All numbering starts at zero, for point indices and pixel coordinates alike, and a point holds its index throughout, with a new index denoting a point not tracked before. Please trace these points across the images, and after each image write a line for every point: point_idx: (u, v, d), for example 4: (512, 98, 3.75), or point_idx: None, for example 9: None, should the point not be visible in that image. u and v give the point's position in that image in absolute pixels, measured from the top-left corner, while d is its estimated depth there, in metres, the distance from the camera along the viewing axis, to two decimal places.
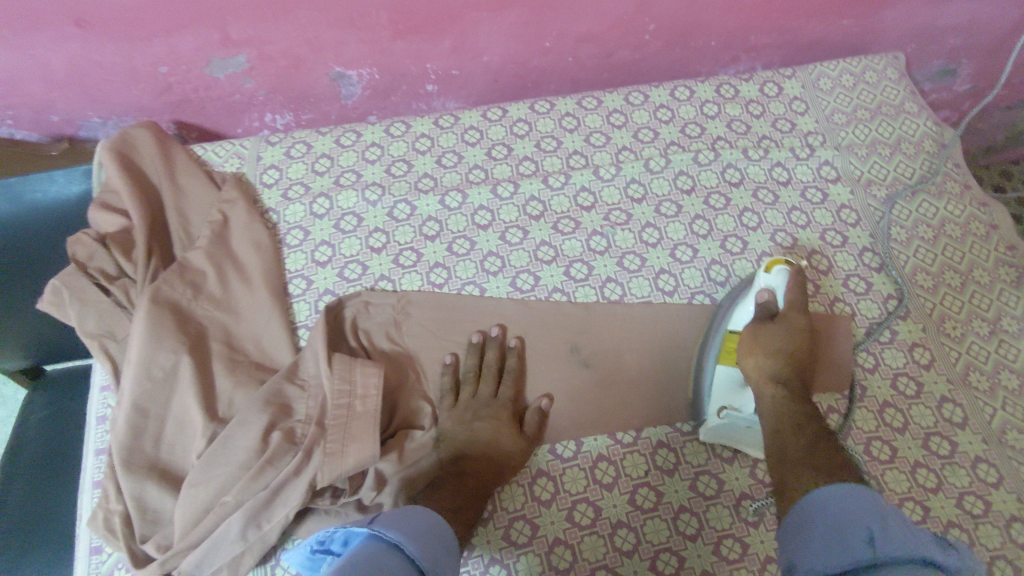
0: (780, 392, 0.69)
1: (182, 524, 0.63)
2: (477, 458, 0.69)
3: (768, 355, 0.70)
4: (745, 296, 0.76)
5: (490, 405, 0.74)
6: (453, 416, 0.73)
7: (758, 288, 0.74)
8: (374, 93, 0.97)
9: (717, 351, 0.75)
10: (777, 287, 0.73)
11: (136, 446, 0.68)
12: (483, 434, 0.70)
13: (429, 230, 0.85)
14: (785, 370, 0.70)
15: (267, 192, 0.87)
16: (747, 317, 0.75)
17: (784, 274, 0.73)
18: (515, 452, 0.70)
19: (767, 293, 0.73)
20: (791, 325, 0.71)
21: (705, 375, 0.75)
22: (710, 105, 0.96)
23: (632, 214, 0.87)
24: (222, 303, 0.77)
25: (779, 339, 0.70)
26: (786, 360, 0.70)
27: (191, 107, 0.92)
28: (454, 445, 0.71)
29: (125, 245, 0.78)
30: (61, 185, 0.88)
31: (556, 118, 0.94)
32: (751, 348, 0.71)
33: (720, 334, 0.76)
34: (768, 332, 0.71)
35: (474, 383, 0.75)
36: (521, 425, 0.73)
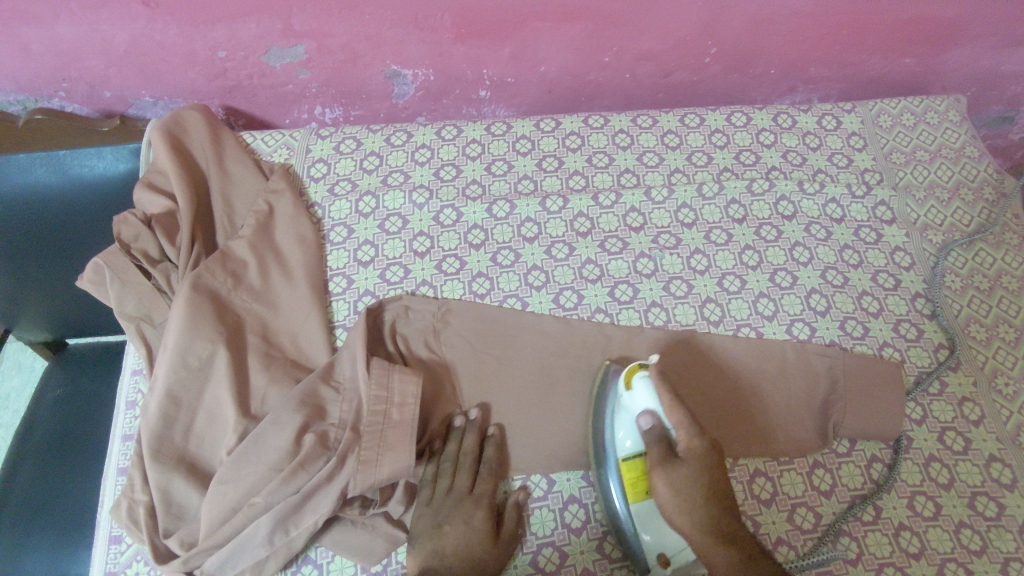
0: (721, 543, 0.60)
1: (209, 522, 0.62)
2: (443, 575, 0.62)
3: (690, 491, 0.62)
4: (618, 420, 0.69)
5: (463, 502, 0.66)
6: (426, 516, 0.66)
7: (635, 412, 0.68)
8: (427, 95, 0.95)
9: (619, 486, 0.67)
10: (653, 404, 0.67)
11: (166, 436, 0.66)
12: (452, 545, 0.64)
13: (475, 238, 0.83)
14: (714, 518, 0.61)
15: (314, 186, 0.86)
16: (629, 448, 0.68)
17: (648, 383, 0.68)
18: (488, 561, 0.64)
19: (650, 417, 0.67)
20: (695, 456, 0.64)
21: (620, 518, 0.67)
22: (766, 134, 0.94)
23: (681, 239, 0.85)
24: (261, 295, 0.76)
25: (691, 479, 0.63)
26: (711, 496, 0.62)
27: (243, 94, 0.91)
28: (422, 554, 0.64)
29: (170, 228, 0.77)
30: (108, 162, 0.88)
31: (610, 134, 0.92)
32: (673, 502, 0.63)
33: (610, 466, 0.68)
34: (680, 474, 0.63)
35: (450, 475, 0.68)
36: (497, 528, 0.66)
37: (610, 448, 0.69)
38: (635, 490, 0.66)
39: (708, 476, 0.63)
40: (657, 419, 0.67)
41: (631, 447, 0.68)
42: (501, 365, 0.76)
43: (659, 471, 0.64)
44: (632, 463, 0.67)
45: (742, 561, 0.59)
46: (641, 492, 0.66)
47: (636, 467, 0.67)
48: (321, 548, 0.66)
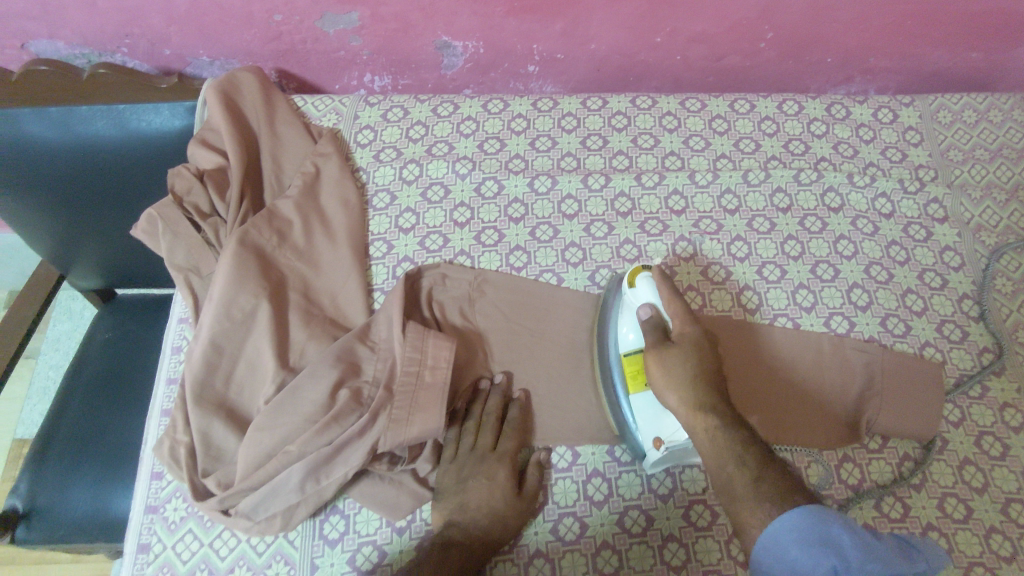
0: (707, 414, 0.63)
1: (244, 466, 0.64)
2: (464, 526, 0.65)
3: (681, 372, 0.65)
4: (622, 316, 0.72)
5: (486, 460, 0.69)
6: (450, 472, 0.69)
7: (635, 307, 0.71)
8: (475, 67, 0.96)
9: (619, 379, 0.71)
10: (653, 299, 0.70)
11: (208, 381, 0.69)
12: (474, 500, 0.66)
13: (515, 212, 0.84)
14: (703, 394, 0.64)
15: (361, 151, 0.87)
16: (631, 340, 0.71)
17: (651, 281, 0.71)
18: (509, 520, 0.66)
19: (649, 309, 0.70)
20: (688, 341, 0.67)
21: (620, 410, 0.70)
22: (818, 124, 0.92)
23: (723, 225, 0.84)
24: (304, 254, 0.78)
25: (683, 361, 0.66)
26: (701, 377, 0.65)
27: (296, 58, 0.93)
28: (446, 510, 0.66)
29: (221, 184, 0.79)
30: (165, 118, 0.91)
31: (657, 115, 0.91)
32: (664, 381, 0.66)
33: (613, 359, 0.72)
34: (673, 358, 0.66)
35: (473, 433, 0.71)
36: (519, 484, 0.68)
37: (613, 343, 0.73)
38: (634, 381, 0.69)
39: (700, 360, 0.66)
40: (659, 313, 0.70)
41: (633, 339, 0.71)
42: (533, 337, 0.77)
43: (654, 356, 0.67)
44: (632, 356, 0.70)
45: (724, 428, 0.61)
46: (640, 384, 0.69)
47: (636, 360, 0.70)
48: (349, 500, 0.68)
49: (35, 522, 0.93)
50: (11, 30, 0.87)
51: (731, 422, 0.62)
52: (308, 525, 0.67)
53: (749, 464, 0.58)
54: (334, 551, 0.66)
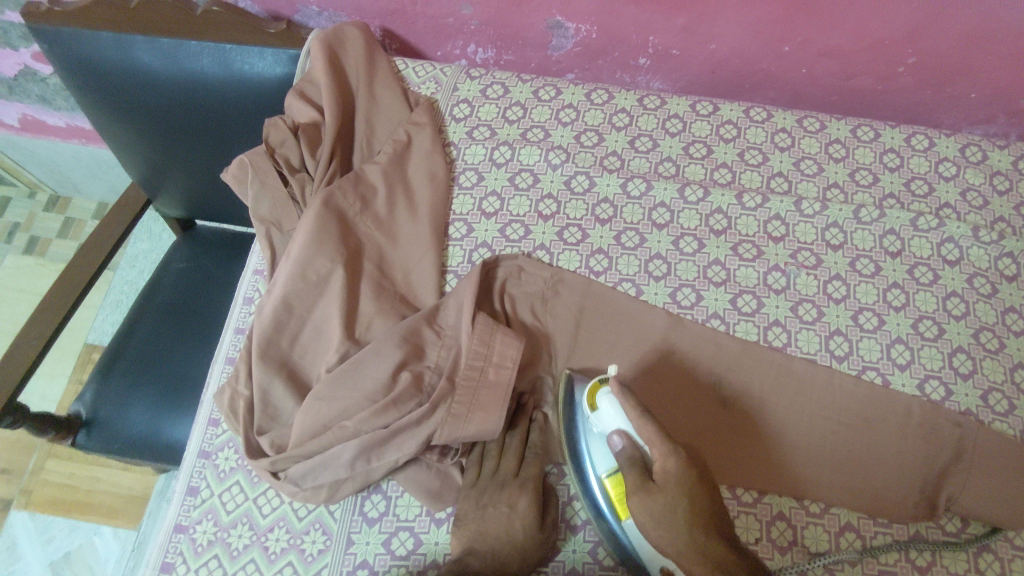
0: (714, 571, 0.55)
1: (299, 432, 0.64)
2: (484, 554, 0.62)
3: (673, 509, 0.58)
4: (593, 446, 0.65)
5: (508, 485, 0.66)
6: (469, 495, 0.66)
7: (605, 433, 0.63)
8: (584, 52, 0.91)
9: (608, 506, 0.63)
10: (623, 424, 0.62)
11: (275, 339, 0.69)
12: (494, 527, 0.63)
13: (602, 213, 0.80)
14: (701, 541, 0.57)
15: (454, 125, 0.85)
16: (607, 462, 0.64)
17: (612, 399, 0.63)
18: (533, 548, 0.63)
19: (621, 437, 0.62)
20: (671, 479, 0.59)
21: (617, 537, 0.63)
22: (947, 164, 0.84)
23: (823, 260, 0.78)
24: (384, 225, 0.76)
25: (671, 502, 0.58)
26: (693, 523, 0.57)
27: (403, 19, 0.91)
28: (465, 533, 0.63)
29: (313, 140, 0.78)
30: (268, 64, 0.90)
31: (770, 131, 0.85)
32: (658, 529, 0.58)
33: (593, 482, 0.65)
34: (653, 504, 0.59)
35: (497, 456, 0.68)
36: (544, 514, 0.65)
37: (588, 469, 0.65)
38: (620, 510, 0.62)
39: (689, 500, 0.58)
40: (630, 437, 0.62)
41: (607, 460, 0.64)
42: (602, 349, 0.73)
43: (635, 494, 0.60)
44: (614, 480, 0.63)
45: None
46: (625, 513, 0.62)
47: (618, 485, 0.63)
48: (392, 481, 0.68)
49: (94, 432, 0.99)
50: None
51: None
52: (349, 500, 0.67)
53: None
54: (371, 529, 0.66)
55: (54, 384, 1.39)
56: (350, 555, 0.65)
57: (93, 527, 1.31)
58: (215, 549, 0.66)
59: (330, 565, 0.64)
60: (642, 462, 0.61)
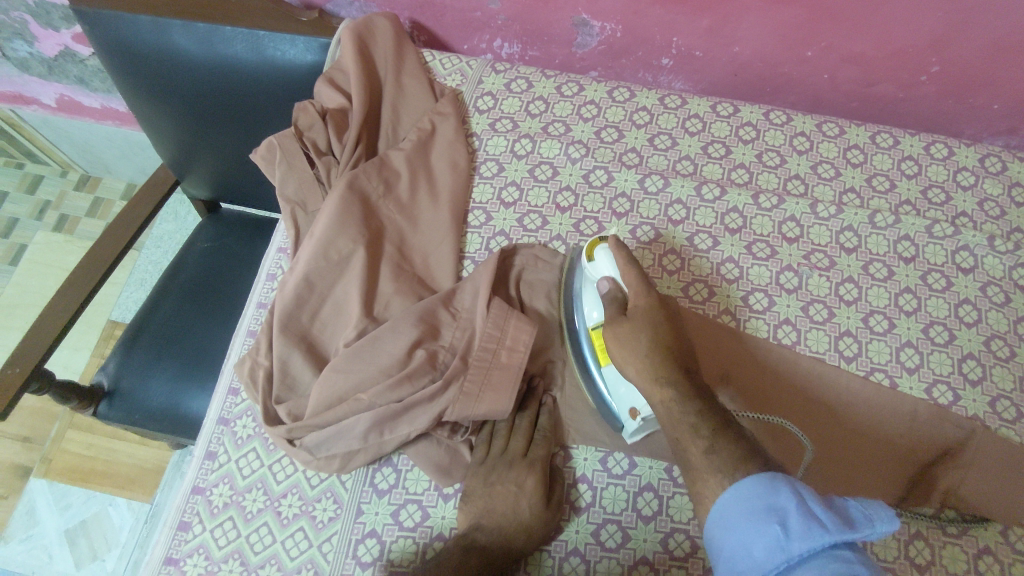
0: (662, 387, 0.60)
1: (316, 403, 0.66)
2: (490, 530, 0.64)
3: (640, 335, 0.64)
4: (586, 293, 0.71)
5: (515, 464, 0.67)
6: (477, 472, 0.68)
7: (595, 280, 0.70)
8: (608, 51, 0.93)
9: (590, 353, 0.70)
10: (613, 271, 0.69)
11: (296, 314, 0.72)
12: (501, 505, 0.64)
13: (619, 207, 0.81)
14: (659, 363, 0.62)
15: (478, 117, 0.87)
16: (596, 314, 0.70)
17: (608, 252, 0.69)
18: (538, 527, 0.64)
19: (609, 283, 0.68)
20: (646, 317, 0.65)
21: (594, 381, 0.71)
22: (966, 174, 0.85)
23: (835, 262, 0.79)
24: (406, 210, 0.79)
25: (638, 333, 0.64)
26: (658, 347, 0.63)
27: (433, 13, 0.93)
28: (473, 510, 0.65)
29: (340, 125, 0.81)
30: (299, 51, 0.92)
31: (788, 134, 0.86)
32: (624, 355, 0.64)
33: (581, 332, 0.72)
34: (623, 331, 0.65)
35: (505, 437, 0.69)
36: (550, 494, 0.67)
37: (579, 318, 0.72)
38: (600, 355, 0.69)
39: (654, 336, 0.64)
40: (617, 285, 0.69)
41: (595, 312, 0.70)
42: None
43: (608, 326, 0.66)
44: (597, 330, 0.70)
45: (681, 399, 0.59)
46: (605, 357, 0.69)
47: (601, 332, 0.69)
48: (403, 456, 0.70)
49: (117, 401, 1.02)
50: None
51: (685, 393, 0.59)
52: (361, 471, 0.69)
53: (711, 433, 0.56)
54: (381, 501, 0.68)
55: (77, 357, 1.43)
56: (359, 525, 0.67)
57: (109, 498, 1.34)
58: (230, 513, 0.68)
59: (339, 533, 0.66)
60: (622, 305, 0.68)
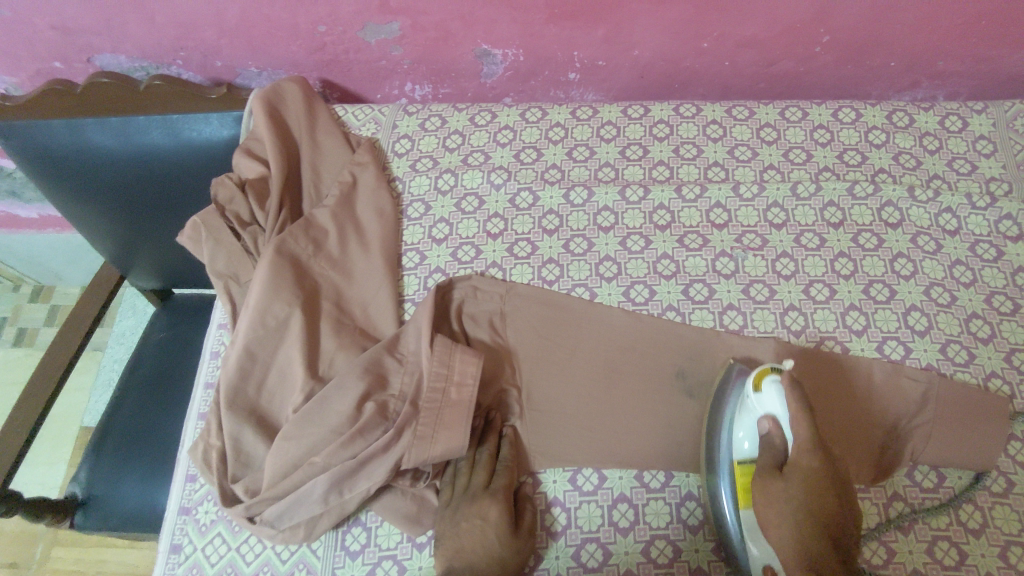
0: (809, 564, 0.58)
1: (272, 473, 0.66)
2: (461, 569, 0.63)
3: (780, 513, 0.61)
4: (738, 417, 0.66)
5: (479, 498, 0.67)
6: (443, 513, 0.67)
7: (758, 413, 0.65)
8: (515, 75, 0.94)
9: (730, 491, 0.64)
10: (779, 411, 0.64)
11: (241, 387, 0.71)
12: (469, 543, 0.64)
13: (549, 224, 0.82)
14: (808, 534, 0.59)
15: (397, 161, 0.88)
16: (749, 448, 0.65)
17: (778, 387, 0.64)
18: (509, 555, 0.64)
19: (772, 421, 0.64)
20: (807, 473, 0.61)
21: (727, 527, 0.64)
22: (877, 133, 0.86)
23: (768, 240, 0.80)
24: (338, 264, 0.79)
25: (799, 495, 0.60)
26: (808, 525, 0.59)
27: (339, 68, 0.95)
28: (444, 551, 0.64)
29: (261, 193, 0.81)
30: (214, 128, 0.93)
31: (701, 124, 0.88)
32: (769, 505, 0.61)
33: (722, 465, 0.66)
34: (777, 489, 0.62)
35: (468, 472, 0.69)
36: (517, 521, 0.66)
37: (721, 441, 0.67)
38: (741, 497, 0.64)
39: (811, 496, 0.60)
40: (778, 427, 0.64)
41: (749, 448, 0.65)
42: (568, 356, 0.75)
43: (762, 476, 0.63)
44: (744, 469, 0.65)
45: None
46: (746, 501, 0.64)
47: (746, 473, 0.65)
48: (371, 512, 0.68)
49: (91, 510, 0.99)
50: (77, 44, 0.92)
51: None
52: (330, 535, 0.68)
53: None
54: (355, 562, 0.66)
55: (54, 470, 1.40)
56: None
57: None
58: None
59: None
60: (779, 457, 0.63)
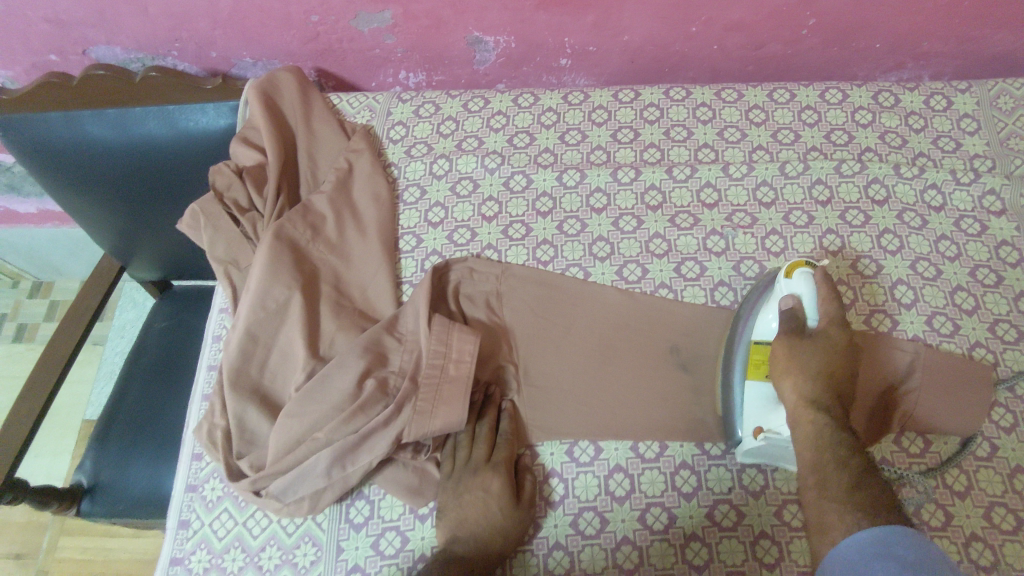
0: (816, 412, 0.65)
1: (275, 450, 0.67)
2: (467, 539, 0.64)
3: (796, 378, 0.66)
4: (766, 303, 0.72)
5: (480, 471, 0.68)
6: (445, 486, 0.68)
7: (784, 296, 0.70)
8: (507, 62, 0.96)
9: (744, 365, 0.70)
10: (805, 294, 0.69)
11: (243, 369, 0.72)
12: (472, 514, 0.66)
13: (543, 206, 0.84)
14: (821, 392, 0.66)
15: (392, 147, 0.89)
16: (772, 328, 0.70)
17: (808, 276, 0.69)
18: (511, 525, 0.66)
19: (795, 302, 0.69)
20: (830, 342, 0.67)
21: (733, 394, 0.71)
22: (863, 112, 0.88)
23: (757, 218, 0.82)
24: (337, 248, 0.80)
25: (821, 360, 0.66)
26: (819, 391, 0.65)
27: (334, 58, 0.96)
28: (448, 522, 0.66)
29: (259, 180, 0.82)
30: (210, 119, 0.94)
31: (691, 107, 0.89)
32: (786, 369, 0.67)
33: (742, 343, 0.72)
34: (796, 357, 0.67)
35: (468, 446, 0.70)
36: (517, 492, 0.68)
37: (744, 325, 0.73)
38: (754, 369, 0.70)
39: (829, 363, 0.67)
40: (804, 310, 0.69)
41: (773, 327, 0.70)
42: (566, 331, 0.77)
43: (784, 347, 0.68)
44: (762, 347, 0.70)
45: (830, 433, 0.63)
46: (762, 373, 0.70)
47: (762, 350, 0.70)
48: (374, 487, 0.70)
49: (99, 496, 0.99)
50: (73, 37, 0.93)
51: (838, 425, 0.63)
52: (334, 510, 0.69)
53: (843, 473, 0.60)
54: (359, 535, 0.68)
55: (58, 463, 1.41)
56: (342, 562, 0.67)
57: None
58: None
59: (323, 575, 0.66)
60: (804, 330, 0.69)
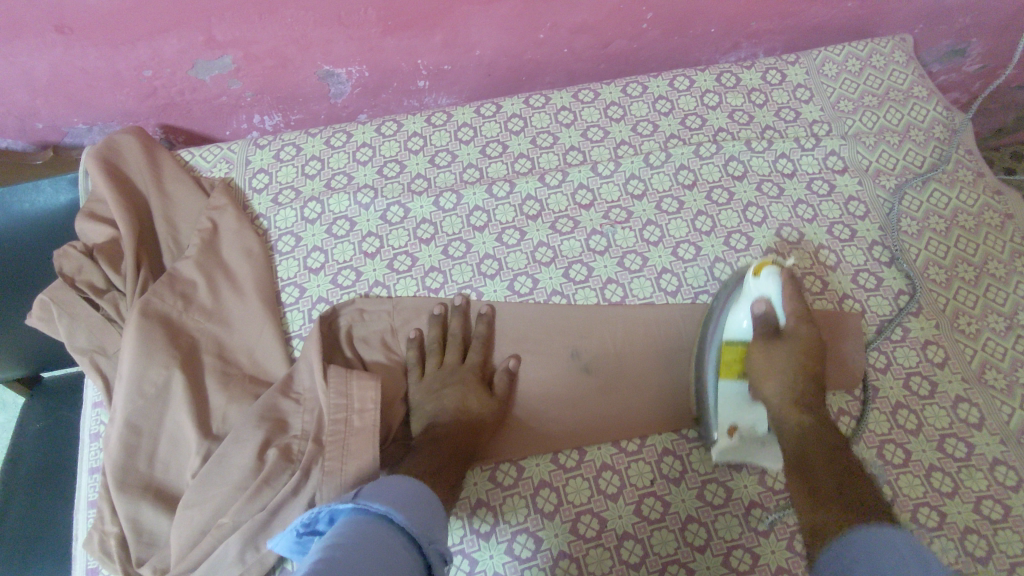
0: (798, 412, 0.67)
1: (179, 547, 0.63)
2: (449, 424, 0.68)
3: (774, 373, 0.69)
4: (736, 302, 0.73)
5: (457, 372, 0.73)
6: (421, 386, 0.73)
7: (755, 296, 0.71)
8: (365, 91, 0.94)
9: (716, 364, 0.72)
10: (772, 294, 0.71)
11: (129, 466, 0.67)
12: (454, 401, 0.70)
13: (424, 233, 0.83)
14: (799, 386, 0.68)
15: (258, 198, 0.85)
16: (745, 327, 0.72)
17: (775, 277, 0.71)
18: (486, 413, 0.70)
19: (764, 303, 0.71)
20: (800, 340, 0.69)
21: (707, 392, 0.72)
22: (710, 95, 0.93)
23: (632, 212, 0.85)
24: (213, 314, 0.75)
25: (789, 356, 0.69)
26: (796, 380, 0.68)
27: (178, 111, 0.90)
28: (426, 417, 0.71)
29: (112, 256, 0.76)
30: (47, 196, 0.87)
31: (552, 112, 0.91)
32: (763, 370, 0.69)
33: (716, 341, 0.72)
34: (773, 353, 0.69)
35: (439, 353, 0.75)
36: (490, 388, 0.73)
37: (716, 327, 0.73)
38: (728, 371, 0.71)
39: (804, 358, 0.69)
40: (773, 309, 0.71)
41: (745, 328, 0.72)
42: (423, 322, 0.77)
43: (762, 348, 0.70)
44: (736, 346, 0.72)
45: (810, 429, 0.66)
46: (735, 374, 0.72)
47: (736, 349, 0.72)
48: None
49: None
50: None
51: (817, 423, 0.66)
52: None
53: (829, 468, 0.61)
54: None
55: None
56: None
57: None
58: None
59: None
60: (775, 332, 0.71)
